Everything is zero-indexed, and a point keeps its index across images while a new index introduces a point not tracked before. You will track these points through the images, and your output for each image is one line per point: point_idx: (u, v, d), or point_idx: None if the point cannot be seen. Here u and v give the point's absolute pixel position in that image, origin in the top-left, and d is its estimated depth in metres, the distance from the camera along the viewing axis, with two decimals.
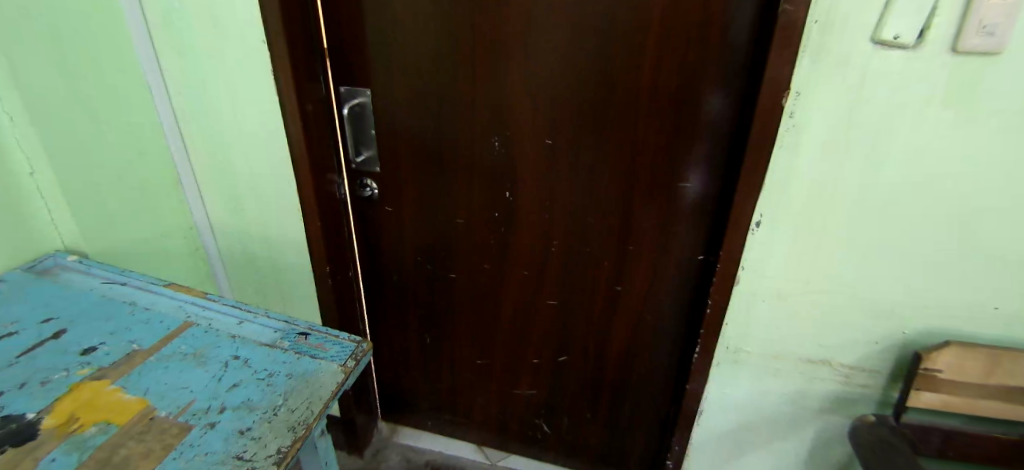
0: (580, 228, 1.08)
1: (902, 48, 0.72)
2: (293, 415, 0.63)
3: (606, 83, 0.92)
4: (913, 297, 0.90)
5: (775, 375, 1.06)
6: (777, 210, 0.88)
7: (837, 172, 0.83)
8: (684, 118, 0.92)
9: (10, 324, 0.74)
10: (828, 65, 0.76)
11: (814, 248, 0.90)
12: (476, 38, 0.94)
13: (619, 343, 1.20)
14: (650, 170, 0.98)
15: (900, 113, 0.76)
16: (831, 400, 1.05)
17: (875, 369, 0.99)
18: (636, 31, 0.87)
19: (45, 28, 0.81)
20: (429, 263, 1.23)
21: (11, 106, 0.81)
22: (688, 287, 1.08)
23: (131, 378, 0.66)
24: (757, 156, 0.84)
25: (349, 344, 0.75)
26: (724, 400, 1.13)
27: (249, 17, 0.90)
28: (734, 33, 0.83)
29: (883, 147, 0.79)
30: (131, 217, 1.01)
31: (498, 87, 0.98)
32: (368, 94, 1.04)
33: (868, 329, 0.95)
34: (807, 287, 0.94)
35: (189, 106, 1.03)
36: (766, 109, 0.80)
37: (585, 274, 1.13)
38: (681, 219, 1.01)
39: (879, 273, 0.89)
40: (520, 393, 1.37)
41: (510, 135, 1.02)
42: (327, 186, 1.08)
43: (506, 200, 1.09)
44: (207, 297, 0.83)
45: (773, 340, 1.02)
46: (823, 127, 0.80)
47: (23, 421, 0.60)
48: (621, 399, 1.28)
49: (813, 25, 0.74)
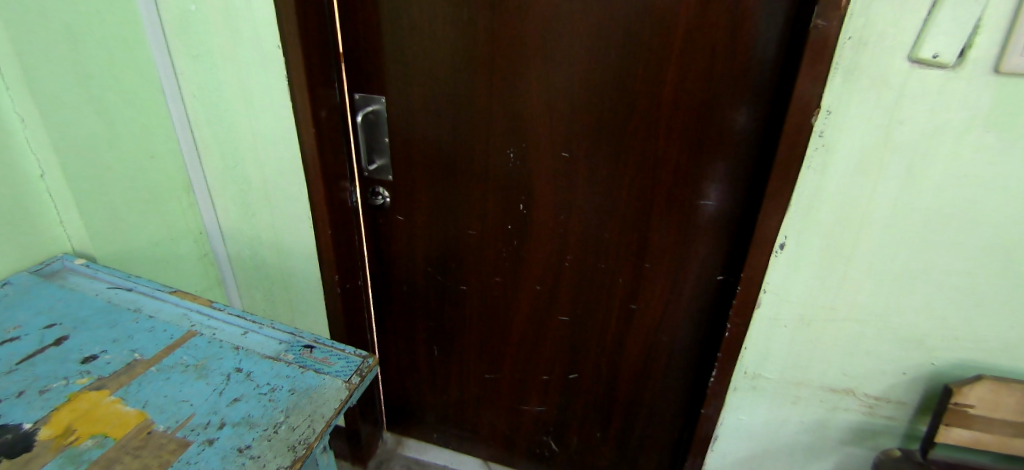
0: (596, 243, 1.05)
1: (941, 68, 0.69)
2: (293, 434, 0.60)
3: (626, 95, 0.89)
4: (946, 328, 0.85)
5: (794, 403, 1.02)
6: (802, 232, 0.85)
7: (868, 195, 0.79)
8: (707, 134, 0.89)
9: (13, 329, 0.73)
10: (862, 83, 0.72)
11: (840, 273, 0.86)
12: (494, 47, 0.92)
13: (632, 363, 1.16)
14: (669, 186, 0.95)
15: (938, 135, 0.72)
16: (854, 431, 1.00)
17: (902, 401, 0.94)
18: (660, 42, 0.84)
19: (62, 31, 0.81)
20: (440, 274, 1.20)
21: (24, 108, 0.81)
22: (705, 308, 1.04)
23: (131, 388, 0.65)
24: (782, 176, 0.80)
25: (354, 359, 0.73)
26: (741, 426, 1.09)
27: (264, 22, 0.89)
28: (762, 47, 0.80)
29: (918, 171, 0.75)
30: (141, 220, 1.00)
31: (515, 98, 0.95)
32: (383, 102, 1.03)
33: (896, 359, 0.90)
34: (832, 314, 0.90)
35: (204, 109, 1.02)
36: (794, 128, 0.77)
37: (599, 291, 1.10)
38: (700, 238, 0.98)
39: (909, 301, 0.85)
40: (528, 409, 1.34)
41: (526, 147, 0.99)
42: (339, 193, 1.06)
43: (520, 213, 1.06)
44: (213, 305, 0.81)
45: (794, 366, 0.97)
46: (854, 148, 0.76)
47: (19, 431, 0.58)
48: (632, 421, 1.24)
49: (847, 41, 0.70)
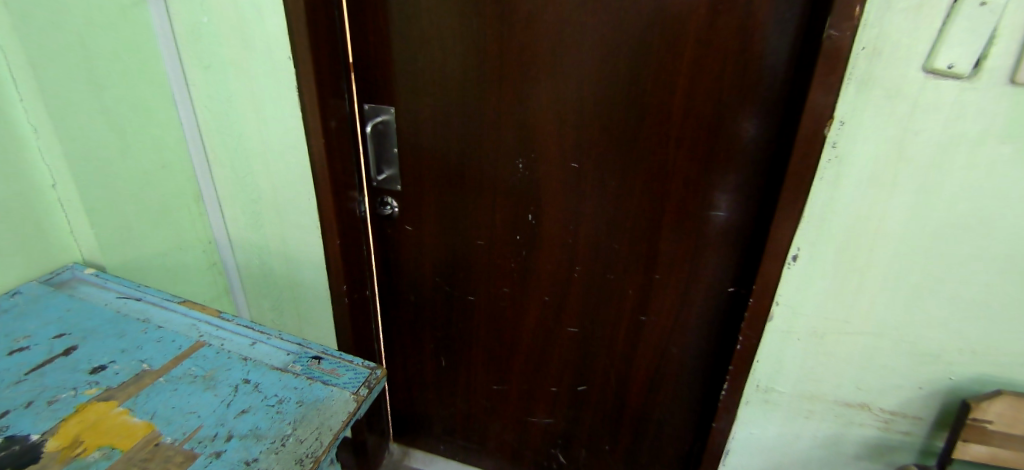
0: (605, 254, 1.04)
1: (957, 78, 0.68)
2: (301, 447, 0.60)
3: (636, 105, 0.89)
4: (964, 342, 0.83)
5: (808, 417, 1.00)
6: (816, 243, 0.83)
7: (883, 206, 0.78)
8: (718, 144, 0.88)
9: (22, 338, 0.73)
10: (876, 93, 0.71)
11: (854, 285, 0.85)
12: (503, 58, 0.92)
13: (641, 376, 1.15)
14: (680, 197, 0.94)
15: (953, 146, 0.71)
16: (869, 447, 0.98)
17: (918, 416, 0.92)
18: (670, 53, 0.84)
19: (75, 42, 0.82)
20: (447, 284, 1.20)
21: (36, 118, 0.82)
22: (716, 320, 1.03)
23: (139, 400, 0.64)
24: (795, 187, 0.79)
25: (363, 371, 0.72)
26: (753, 441, 1.07)
27: (276, 34, 0.90)
28: (773, 58, 0.80)
29: (933, 182, 0.74)
30: (150, 229, 1.01)
31: (524, 108, 0.95)
32: (392, 112, 1.03)
33: (911, 373, 0.88)
34: (846, 326, 0.89)
35: (214, 119, 1.03)
36: (807, 138, 0.76)
37: (609, 302, 1.09)
38: (711, 249, 0.97)
39: (926, 314, 0.83)
40: (536, 421, 1.32)
41: (535, 157, 0.99)
42: (347, 203, 1.06)
43: (529, 223, 1.06)
44: (221, 316, 0.81)
45: (807, 380, 0.96)
46: (868, 159, 0.75)
47: (27, 442, 0.58)
48: (642, 434, 1.22)
49: (860, 52, 0.70)
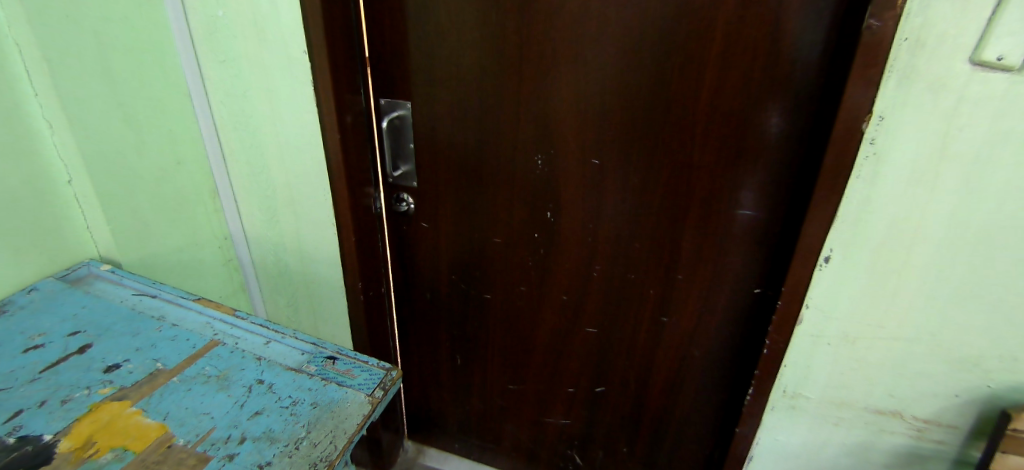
0: (625, 254, 1.01)
1: (1007, 71, 0.63)
2: (315, 451, 0.58)
3: (661, 100, 0.86)
4: (1007, 349, 0.78)
5: (837, 424, 0.96)
6: (850, 245, 0.79)
7: (922, 205, 0.73)
8: (745, 140, 0.84)
9: (38, 336, 0.73)
10: (920, 86, 0.67)
11: (890, 289, 0.81)
12: (522, 51, 0.89)
13: (661, 379, 1.11)
14: (705, 195, 0.91)
15: (1001, 142, 0.66)
16: (900, 455, 0.94)
17: (954, 425, 0.87)
18: (697, 45, 0.80)
19: (91, 37, 0.82)
20: (463, 282, 1.18)
21: (52, 115, 0.81)
22: (740, 321, 0.99)
23: (152, 400, 0.64)
24: (830, 186, 0.75)
25: (377, 372, 0.70)
26: (779, 446, 1.03)
27: (291, 27, 0.88)
28: (807, 51, 0.75)
29: (978, 180, 0.69)
30: (166, 225, 1.01)
31: (543, 104, 0.93)
32: (408, 108, 1.01)
33: (949, 380, 0.84)
34: (879, 331, 0.85)
35: (229, 114, 1.02)
36: (844, 135, 0.72)
37: (628, 303, 1.06)
38: (735, 249, 0.93)
39: (966, 320, 0.79)
40: (552, 421, 1.30)
41: (553, 154, 0.96)
42: (363, 199, 1.05)
43: (547, 221, 1.03)
44: (235, 314, 0.80)
45: (837, 386, 0.92)
46: (908, 156, 0.71)
47: (39, 443, 0.57)
48: (661, 437, 1.20)
49: (902, 43, 0.65)
